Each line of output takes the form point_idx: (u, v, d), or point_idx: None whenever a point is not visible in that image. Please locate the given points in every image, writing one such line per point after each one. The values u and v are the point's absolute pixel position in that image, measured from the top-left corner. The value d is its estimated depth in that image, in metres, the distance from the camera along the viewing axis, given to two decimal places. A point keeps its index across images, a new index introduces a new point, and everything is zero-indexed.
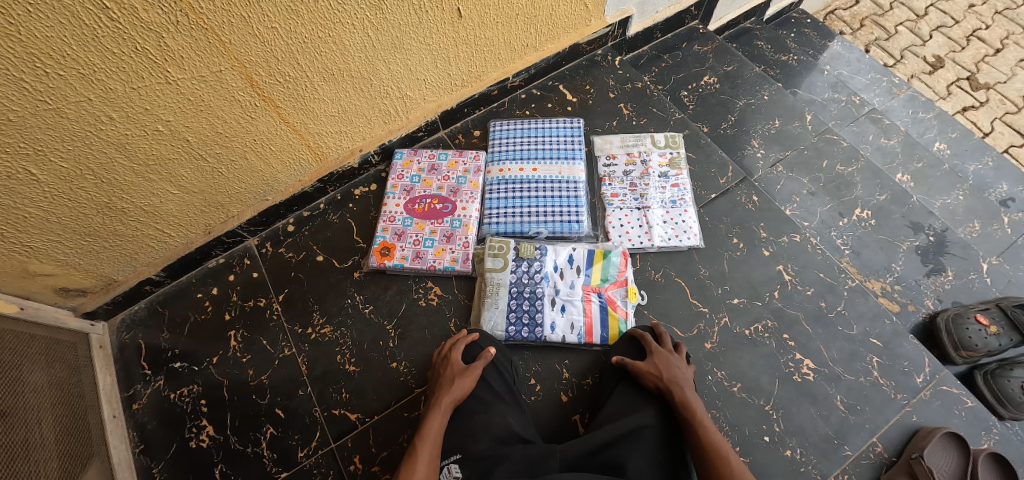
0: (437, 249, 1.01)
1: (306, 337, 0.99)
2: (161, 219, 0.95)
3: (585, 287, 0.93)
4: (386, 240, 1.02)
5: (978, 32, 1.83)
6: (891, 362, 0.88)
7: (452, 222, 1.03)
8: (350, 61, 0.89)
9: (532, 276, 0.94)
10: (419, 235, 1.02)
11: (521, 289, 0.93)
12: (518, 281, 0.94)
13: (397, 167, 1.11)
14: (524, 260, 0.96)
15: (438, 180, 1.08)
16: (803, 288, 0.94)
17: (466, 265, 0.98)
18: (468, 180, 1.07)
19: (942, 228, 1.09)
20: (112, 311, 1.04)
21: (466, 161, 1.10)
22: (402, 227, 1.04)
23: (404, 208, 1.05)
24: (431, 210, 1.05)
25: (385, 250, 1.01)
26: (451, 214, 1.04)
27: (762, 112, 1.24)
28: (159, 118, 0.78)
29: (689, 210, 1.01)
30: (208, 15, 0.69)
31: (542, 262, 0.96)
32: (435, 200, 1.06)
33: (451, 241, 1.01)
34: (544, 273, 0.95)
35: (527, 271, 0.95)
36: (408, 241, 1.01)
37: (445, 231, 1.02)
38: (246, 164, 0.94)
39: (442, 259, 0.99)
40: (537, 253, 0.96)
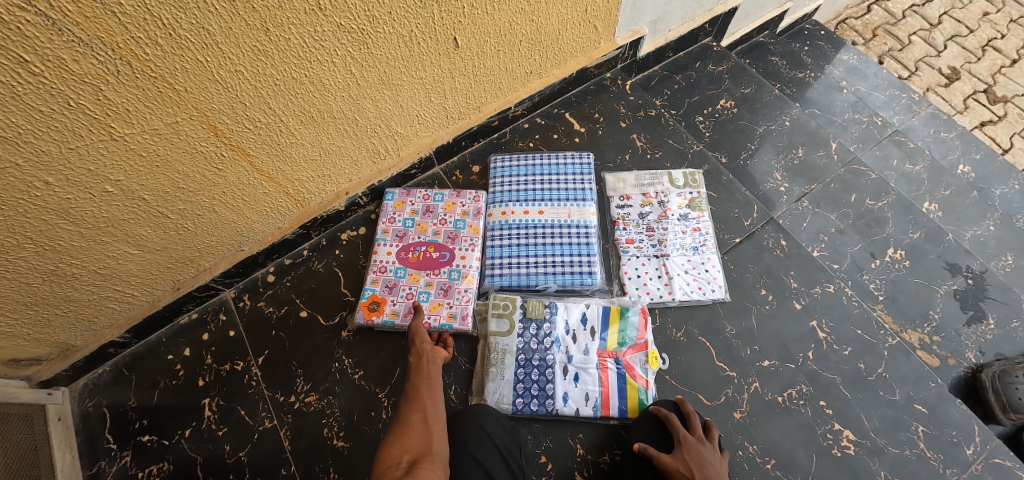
0: (432, 304, 0.88)
1: (289, 406, 0.88)
2: (120, 280, 0.83)
3: (600, 352, 0.84)
4: (375, 293, 0.90)
5: (994, 42, 1.75)
6: (938, 431, 0.80)
7: (450, 273, 0.91)
8: (332, 102, 0.78)
9: (541, 341, 0.85)
10: (412, 287, 0.91)
11: (529, 357, 0.84)
12: (526, 347, 0.85)
13: (388, 209, 0.99)
14: (532, 322, 0.87)
15: (433, 225, 0.97)
16: (840, 347, 0.86)
17: (464, 322, 0.86)
18: (468, 224, 0.96)
19: (981, 269, 1.00)
20: (74, 376, 0.92)
21: (465, 203, 0.99)
22: (393, 278, 0.92)
23: (397, 257, 0.94)
24: (426, 259, 0.93)
25: (373, 305, 0.89)
26: (449, 263, 0.92)
27: (784, 140, 1.15)
28: (106, 179, 0.66)
29: (713, 258, 0.93)
30: (155, 62, 0.57)
31: (552, 324, 0.86)
32: (431, 248, 0.95)
33: (449, 294, 0.89)
34: (554, 336, 0.85)
35: (536, 335, 0.86)
36: (400, 295, 0.90)
37: (442, 283, 0.90)
38: (215, 216, 0.83)
39: (437, 316, 0.87)
40: (547, 313, 0.87)
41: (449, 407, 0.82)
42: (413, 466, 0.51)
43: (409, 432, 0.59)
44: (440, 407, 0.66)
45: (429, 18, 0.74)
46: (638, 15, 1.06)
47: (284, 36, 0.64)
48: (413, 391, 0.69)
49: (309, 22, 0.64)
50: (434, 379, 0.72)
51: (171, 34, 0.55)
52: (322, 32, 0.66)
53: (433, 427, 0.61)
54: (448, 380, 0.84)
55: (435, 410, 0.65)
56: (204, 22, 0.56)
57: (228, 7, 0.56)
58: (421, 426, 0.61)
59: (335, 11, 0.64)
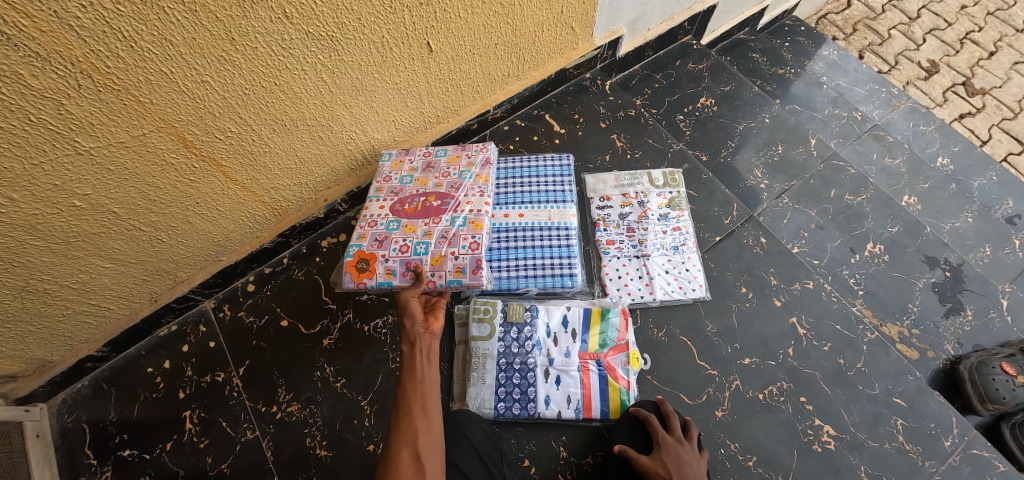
0: (434, 258, 0.80)
1: (271, 416, 0.88)
2: (96, 294, 0.82)
3: (581, 354, 0.83)
4: (363, 250, 0.82)
5: (972, 35, 1.76)
6: (916, 424, 0.80)
7: (453, 220, 0.84)
8: (305, 110, 0.77)
9: (522, 344, 0.85)
10: (408, 238, 0.83)
11: (510, 361, 0.83)
12: (507, 351, 0.84)
13: (386, 169, 0.93)
14: (513, 326, 0.86)
15: (435, 178, 0.91)
16: (819, 343, 0.87)
17: (475, 275, 0.79)
18: (474, 174, 0.91)
19: (958, 262, 1.01)
20: (52, 391, 0.90)
21: (470, 154, 0.94)
22: (385, 231, 0.84)
23: (391, 209, 0.87)
24: (426, 209, 0.86)
25: (363, 264, 0.81)
26: (452, 211, 0.85)
27: (764, 137, 1.16)
28: (74, 193, 0.65)
29: (693, 256, 0.94)
30: (118, 75, 0.56)
31: (533, 327, 0.86)
32: (430, 198, 0.88)
33: (453, 242, 0.81)
34: (535, 339, 0.85)
35: (517, 338, 0.85)
36: (393, 248, 0.82)
37: (443, 231, 0.83)
38: (190, 227, 0.82)
39: (443, 270, 0.79)
40: (527, 316, 0.87)
41: None
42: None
43: (397, 478, 0.53)
44: (433, 430, 0.60)
45: (399, 23, 0.74)
46: (616, 15, 1.06)
47: (250, 45, 0.63)
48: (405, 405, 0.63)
49: (276, 30, 0.63)
50: (426, 388, 0.65)
51: (133, 46, 0.55)
52: (291, 40, 0.66)
53: (425, 462, 0.56)
54: None
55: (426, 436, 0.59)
56: (166, 34, 0.56)
57: (189, 18, 0.56)
58: (413, 466, 0.55)
59: (302, 18, 0.64)
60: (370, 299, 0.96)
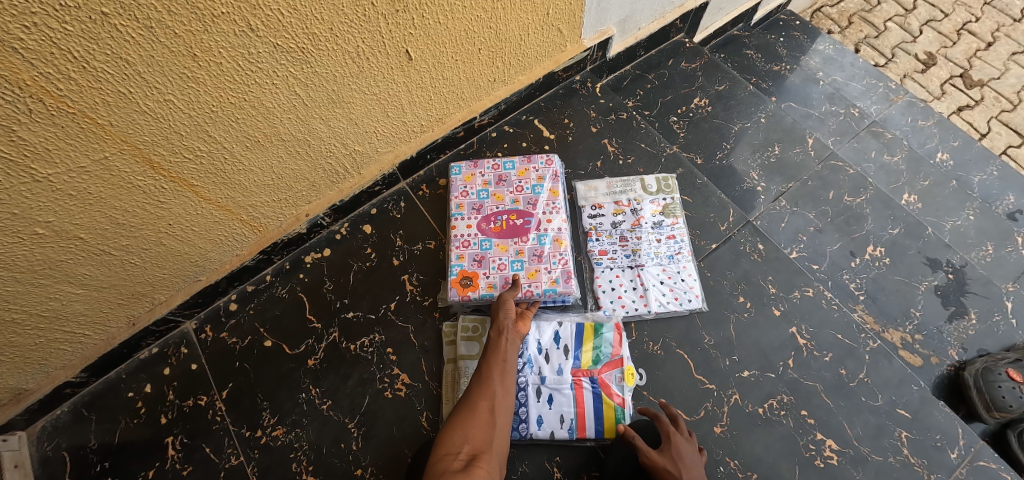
0: (529, 272, 0.87)
1: (256, 441, 0.85)
2: (68, 321, 0.79)
3: (574, 370, 0.81)
4: (465, 269, 0.88)
5: (969, 25, 1.73)
6: (921, 436, 0.78)
7: (539, 238, 0.90)
8: (278, 124, 0.73)
9: None
10: (503, 257, 0.89)
11: None
12: None
13: (459, 184, 0.97)
14: None
15: (510, 193, 0.95)
16: (820, 353, 0.84)
17: (568, 285, 0.85)
18: (545, 189, 0.95)
19: (961, 263, 0.99)
20: (30, 419, 0.87)
21: (538, 167, 0.98)
22: (481, 250, 0.89)
23: (479, 228, 0.91)
24: (510, 228, 0.91)
25: (466, 281, 0.86)
26: (536, 229, 0.91)
27: (760, 137, 1.12)
28: (35, 221, 0.61)
29: (689, 265, 0.91)
30: (72, 98, 0.53)
31: (523, 344, 0.83)
32: (512, 216, 0.93)
33: (544, 260, 0.88)
34: (526, 357, 0.82)
35: None
36: (492, 266, 0.87)
37: (533, 249, 0.89)
38: (165, 248, 0.79)
39: (538, 283, 0.85)
40: None
41: None
42: (471, 463, 0.59)
43: (474, 423, 0.65)
44: (508, 398, 0.70)
45: (375, 33, 0.70)
46: (605, 15, 1.03)
47: (214, 61, 0.59)
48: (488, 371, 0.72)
49: (241, 44, 0.59)
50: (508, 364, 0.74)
51: (85, 67, 0.51)
52: (258, 53, 0.62)
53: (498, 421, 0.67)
54: (419, 407, 0.85)
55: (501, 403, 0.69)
56: (122, 53, 0.52)
57: (146, 35, 0.52)
58: (488, 418, 0.66)
59: (268, 31, 0.60)
60: (356, 316, 0.93)
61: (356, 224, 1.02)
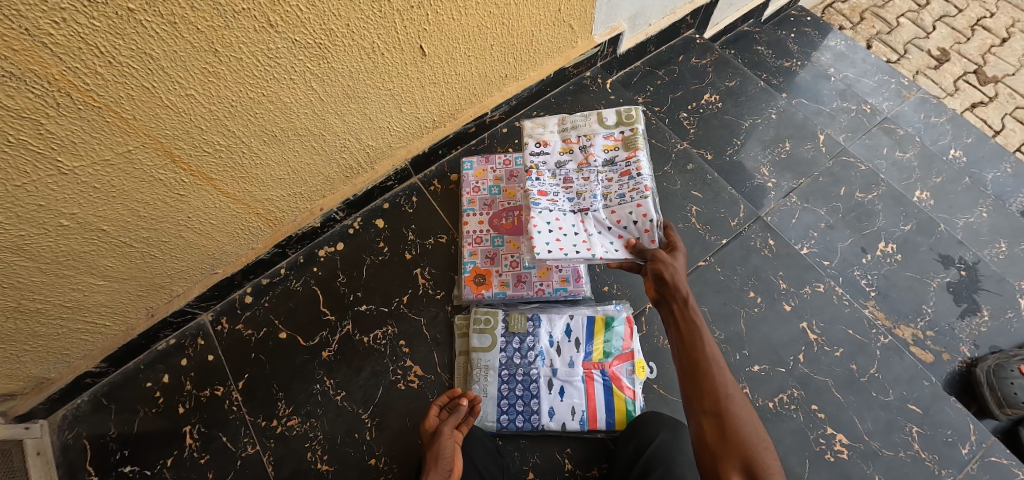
0: (541, 270, 0.89)
1: (271, 431, 0.86)
2: (89, 312, 0.81)
3: (585, 363, 0.82)
4: (478, 266, 0.90)
5: (983, 21, 1.71)
6: (932, 432, 0.78)
7: None
8: (295, 119, 0.75)
9: (524, 355, 0.84)
10: (515, 255, 0.91)
11: (513, 372, 0.83)
12: (509, 362, 0.84)
13: (470, 179, 0.99)
14: (515, 336, 0.86)
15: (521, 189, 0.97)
16: (831, 348, 0.84)
17: (578, 284, 0.87)
18: None
19: (974, 260, 0.98)
20: (52, 408, 0.89)
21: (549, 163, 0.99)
22: (493, 247, 0.91)
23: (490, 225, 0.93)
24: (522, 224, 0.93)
25: (480, 279, 0.89)
26: None
27: (771, 133, 1.12)
28: (61, 213, 0.63)
29: (645, 204, 0.81)
30: (98, 92, 0.54)
31: (536, 337, 0.85)
32: None
33: None
34: (538, 349, 0.84)
35: (519, 349, 0.85)
36: (504, 264, 0.90)
37: None
38: (183, 241, 0.80)
39: (550, 281, 0.88)
40: (530, 327, 0.86)
41: None
42: None
43: None
44: None
45: (390, 28, 0.71)
46: (616, 11, 1.03)
47: (234, 56, 0.60)
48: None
49: (261, 39, 0.60)
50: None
51: (111, 62, 0.52)
52: (277, 49, 0.63)
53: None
54: (431, 399, 0.86)
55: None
56: (146, 48, 0.53)
57: (169, 30, 0.53)
58: None
59: (287, 26, 0.61)
60: (369, 309, 0.94)
61: (369, 219, 1.03)
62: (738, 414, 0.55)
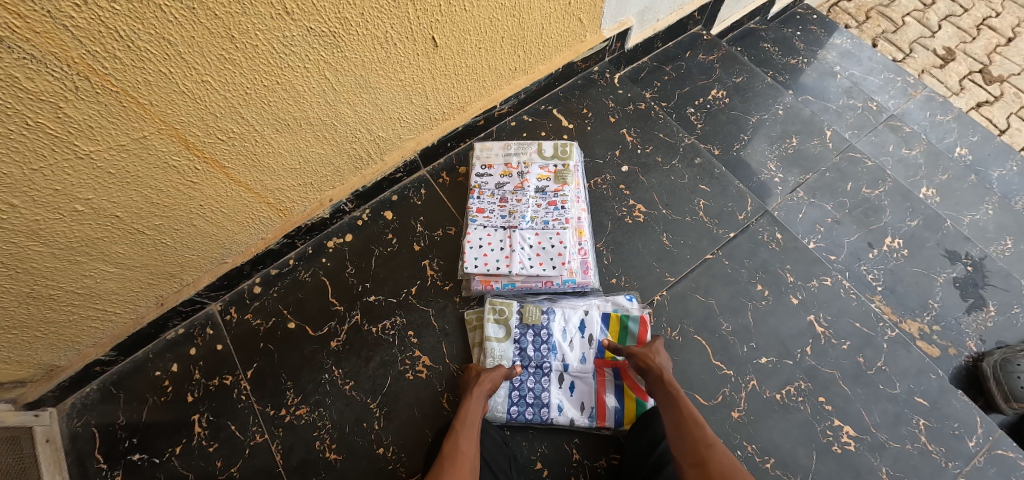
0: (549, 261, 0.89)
1: (279, 420, 0.87)
2: (100, 300, 0.81)
3: (597, 360, 0.83)
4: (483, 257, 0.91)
5: (989, 21, 1.71)
6: (939, 425, 0.78)
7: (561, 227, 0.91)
8: (308, 108, 0.75)
9: (538, 348, 0.85)
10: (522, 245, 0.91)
11: (525, 365, 0.84)
12: (521, 355, 0.85)
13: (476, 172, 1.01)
14: (529, 328, 0.86)
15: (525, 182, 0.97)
16: (838, 341, 0.85)
17: (585, 274, 0.88)
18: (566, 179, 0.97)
19: (980, 256, 0.98)
20: (61, 396, 0.89)
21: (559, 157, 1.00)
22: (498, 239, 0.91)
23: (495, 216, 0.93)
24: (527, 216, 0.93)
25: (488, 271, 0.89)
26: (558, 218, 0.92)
27: (778, 129, 1.13)
28: (75, 198, 0.63)
29: (563, 232, 0.89)
30: (116, 76, 0.54)
31: (549, 330, 0.86)
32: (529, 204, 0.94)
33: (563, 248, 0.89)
34: (552, 343, 0.85)
35: (533, 340, 0.85)
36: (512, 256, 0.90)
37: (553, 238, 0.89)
38: (194, 230, 0.81)
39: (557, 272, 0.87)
40: (544, 318, 0.86)
41: None
42: None
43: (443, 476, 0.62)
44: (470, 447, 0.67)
45: (403, 18, 0.71)
46: (625, 5, 1.03)
47: (251, 43, 0.61)
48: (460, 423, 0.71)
49: (277, 27, 0.61)
50: (474, 418, 0.72)
51: (129, 46, 0.52)
52: (292, 37, 0.64)
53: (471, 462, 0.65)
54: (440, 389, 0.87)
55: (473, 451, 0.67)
56: (164, 33, 0.53)
57: (187, 16, 0.53)
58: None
59: (303, 14, 0.62)
60: (378, 300, 0.95)
61: (378, 211, 1.04)
62: (721, 459, 0.61)
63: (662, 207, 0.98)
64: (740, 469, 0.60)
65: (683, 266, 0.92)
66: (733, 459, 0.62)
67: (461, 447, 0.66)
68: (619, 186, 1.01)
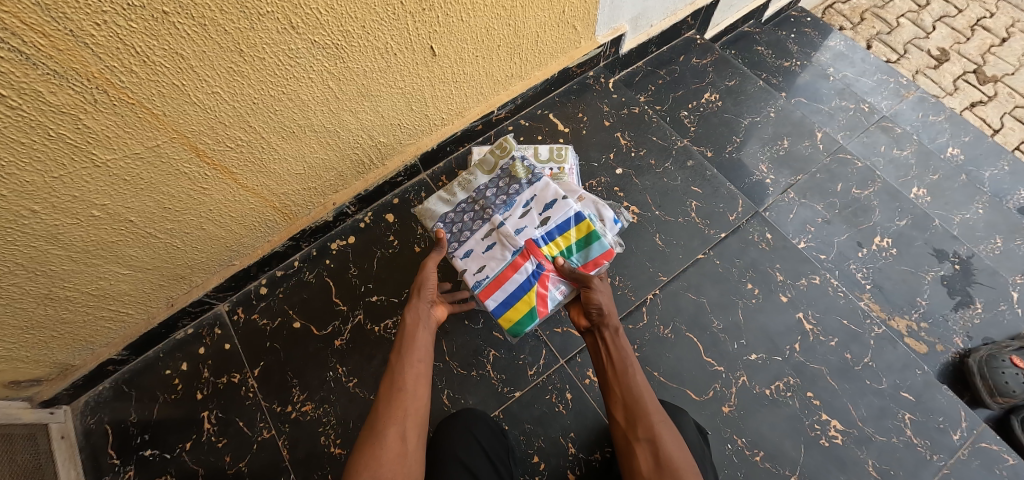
0: None
1: (285, 416, 0.90)
2: (113, 301, 0.84)
3: (533, 245, 0.82)
4: None
5: (983, 21, 1.73)
6: (924, 418, 0.81)
7: None
8: (312, 116, 0.78)
9: (500, 197, 0.87)
10: None
11: (475, 201, 0.88)
12: (478, 193, 0.89)
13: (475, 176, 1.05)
14: (511, 178, 0.89)
15: None
16: (826, 338, 0.87)
17: None
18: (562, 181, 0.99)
19: (968, 254, 1.01)
20: (75, 394, 0.93)
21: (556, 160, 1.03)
22: None
23: None
24: None
25: None
26: None
27: (769, 131, 1.15)
28: (92, 204, 0.67)
29: None
30: (132, 90, 0.57)
31: (522, 189, 0.87)
32: None
33: None
34: (512, 202, 0.86)
35: (504, 188, 0.88)
36: None
37: None
38: (203, 233, 0.84)
39: None
40: (528, 178, 0.88)
41: (442, 411, 0.85)
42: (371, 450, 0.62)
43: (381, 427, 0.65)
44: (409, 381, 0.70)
45: (403, 29, 0.75)
46: (619, 12, 1.06)
47: (257, 56, 0.64)
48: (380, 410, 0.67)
49: (282, 40, 0.64)
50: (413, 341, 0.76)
51: (145, 61, 0.56)
52: (297, 49, 0.67)
53: (407, 450, 0.63)
54: (441, 385, 0.87)
55: (407, 438, 0.64)
56: (177, 49, 0.57)
57: (199, 31, 0.56)
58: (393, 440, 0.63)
59: (308, 28, 0.65)
60: (380, 300, 0.98)
61: (379, 213, 1.07)
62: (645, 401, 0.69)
63: (655, 208, 1.01)
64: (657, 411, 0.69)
65: (675, 266, 0.94)
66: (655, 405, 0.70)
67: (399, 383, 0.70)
68: (613, 188, 1.03)
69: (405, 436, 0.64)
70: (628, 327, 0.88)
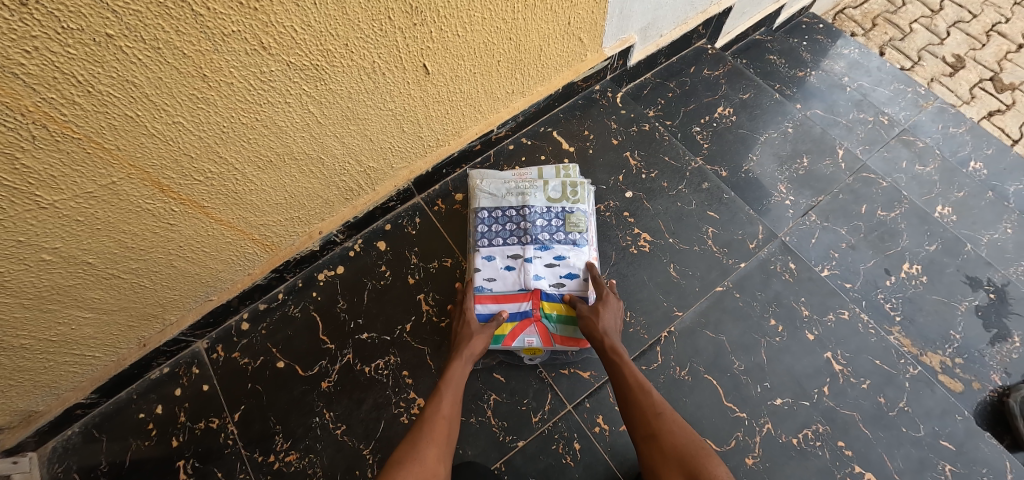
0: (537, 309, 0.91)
1: (267, 467, 0.82)
2: (77, 346, 0.76)
3: (535, 295, 0.84)
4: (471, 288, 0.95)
5: (999, 27, 1.67)
6: (967, 471, 0.74)
7: None
8: (291, 143, 0.71)
9: (543, 232, 0.87)
10: None
11: (522, 223, 0.88)
12: (528, 219, 0.89)
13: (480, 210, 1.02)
14: (562, 224, 0.88)
15: None
16: (858, 380, 0.80)
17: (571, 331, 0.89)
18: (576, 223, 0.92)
19: (1003, 282, 0.94)
20: (41, 440, 0.83)
21: None
22: None
23: None
24: None
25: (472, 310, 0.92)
26: None
27: (787, 148, 1.08)
28: (42, 248, 0.58)
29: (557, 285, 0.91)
30: (77, 124, 0.49)
31: (567, 243, 0.87)
32: None
33: None
34: (554, 247, 0.86)
35: (554, 229, 0.88)
36: None
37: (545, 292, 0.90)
38: (174, 270, 0.76)
39: None
40: (578, 232, 0.88)
41: None
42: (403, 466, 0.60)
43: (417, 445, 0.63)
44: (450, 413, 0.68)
45: (392, 47, 0.67)
46: (627, 23, 0.99)
47: (225, 81, 0.56)
48: (420, 428, 0.66)
49: (252, 63, 0.56)
50: (457, 381, 0.73)
51: (90, 91, 0.47)
52: (271, 72, 0.59)
53: (440, 473, 0.61)
54: None
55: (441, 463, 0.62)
56: (128, 75, 0.49)
57: (153, 56, 0.48)
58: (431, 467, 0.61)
59: (282, 48, 0.57)
60: (369, 338, 0.92)
61: (371, 240, 1.00)
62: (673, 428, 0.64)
63: (668, 235, 0.93)
64: (698, 441, 0.63)
65: (691, 300, 0.87)
66: (682, 423, 0.65)
67: (442, 410, 0.68)
68: (622, 213, 0.96)
69: (441, 459, 0.63)
70: (641, 369, 0.81)
